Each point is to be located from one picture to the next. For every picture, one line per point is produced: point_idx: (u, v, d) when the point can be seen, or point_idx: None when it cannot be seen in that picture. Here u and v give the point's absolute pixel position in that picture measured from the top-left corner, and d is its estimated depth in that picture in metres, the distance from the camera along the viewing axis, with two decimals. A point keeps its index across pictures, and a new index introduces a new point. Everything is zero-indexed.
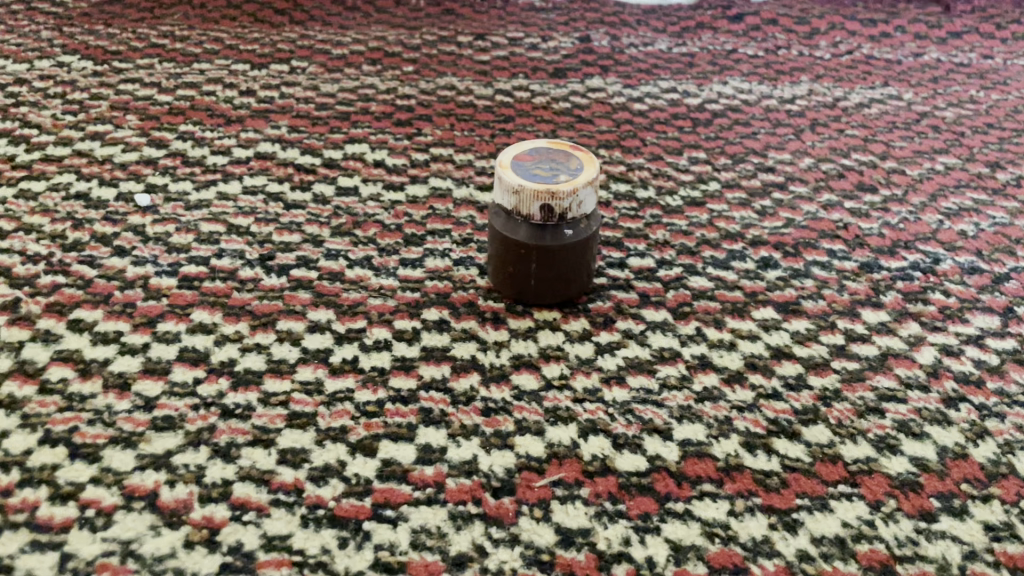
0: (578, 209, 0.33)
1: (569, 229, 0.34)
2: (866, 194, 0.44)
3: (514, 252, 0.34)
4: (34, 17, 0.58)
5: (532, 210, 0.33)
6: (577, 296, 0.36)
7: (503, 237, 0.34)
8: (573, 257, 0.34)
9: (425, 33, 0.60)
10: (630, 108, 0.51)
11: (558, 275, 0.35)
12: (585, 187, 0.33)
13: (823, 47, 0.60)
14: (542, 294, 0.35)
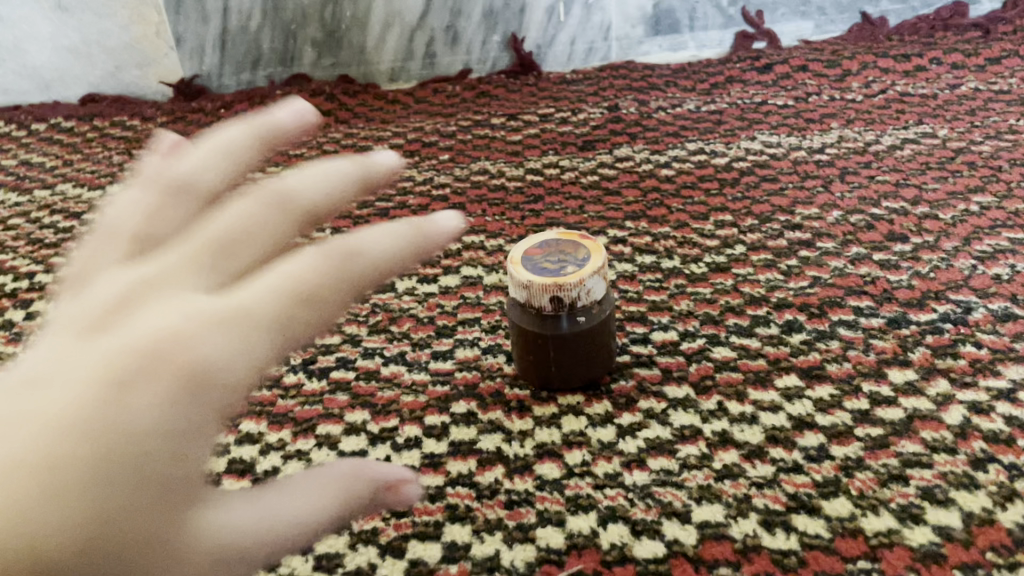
0: (587, 297, 0.35)
1: (582, 316, 0.35)
2: (896, 243, 0.44)
3: (533, 342, 0.36)
4: (107, 143, 0.64)
5: (543, 301, 0.34)
6: (601, 377, 0.37)
7: (520, 328, 0.36)
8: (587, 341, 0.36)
9: (460, 119, 0.63)
10: (657, 175, 0.53)
11: (578, 359, 0.36)
12: (593, 276, 0.34)
13: (855, 88, 0.59)
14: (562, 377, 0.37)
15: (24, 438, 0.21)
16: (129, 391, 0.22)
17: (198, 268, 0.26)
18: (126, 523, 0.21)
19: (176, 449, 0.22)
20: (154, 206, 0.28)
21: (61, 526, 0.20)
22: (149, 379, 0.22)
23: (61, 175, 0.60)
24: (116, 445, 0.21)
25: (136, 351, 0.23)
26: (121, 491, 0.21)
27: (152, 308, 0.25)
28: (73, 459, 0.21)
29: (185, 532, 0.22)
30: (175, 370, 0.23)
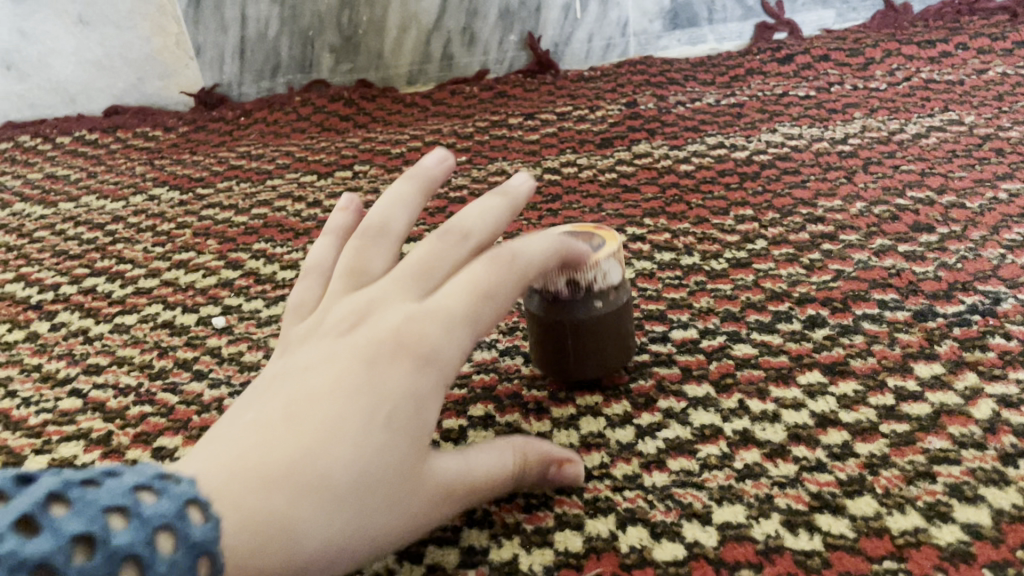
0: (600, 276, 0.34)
1: (598, 301, 0.34)
2: (922, 234, 0.43)
3: (550, 328, 0.35)
4: (130, 154, 0.65)
5: (558, 285, 0.34)
6: (618, 369, 0.37)
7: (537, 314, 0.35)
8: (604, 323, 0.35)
9: (478, 120, 0.63)
10: (676, 171, 0.52)
11: (596, 348, 0.35)
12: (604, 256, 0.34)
13: (879, 77, 0.58)
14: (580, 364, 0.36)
15: (300, 415, 0.23)
16: (369, 372, 0.24)
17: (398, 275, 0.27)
18: (382, 485, 0.23)
19: (411, 421, 0.24)
20: (364, 250, 0.28)
21: (333, 492, 0.22)
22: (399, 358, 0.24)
23: (85, 187, 0.60)
24: (374, 420, 0.23)
25: (373, 340, 0.25)
26: (379, 455, 0.23)
27: (401, 299, 0.26)
28: (341, 432, 0.23)
29: (414, 494, 0.24)
30: (423, 352, 0.25)
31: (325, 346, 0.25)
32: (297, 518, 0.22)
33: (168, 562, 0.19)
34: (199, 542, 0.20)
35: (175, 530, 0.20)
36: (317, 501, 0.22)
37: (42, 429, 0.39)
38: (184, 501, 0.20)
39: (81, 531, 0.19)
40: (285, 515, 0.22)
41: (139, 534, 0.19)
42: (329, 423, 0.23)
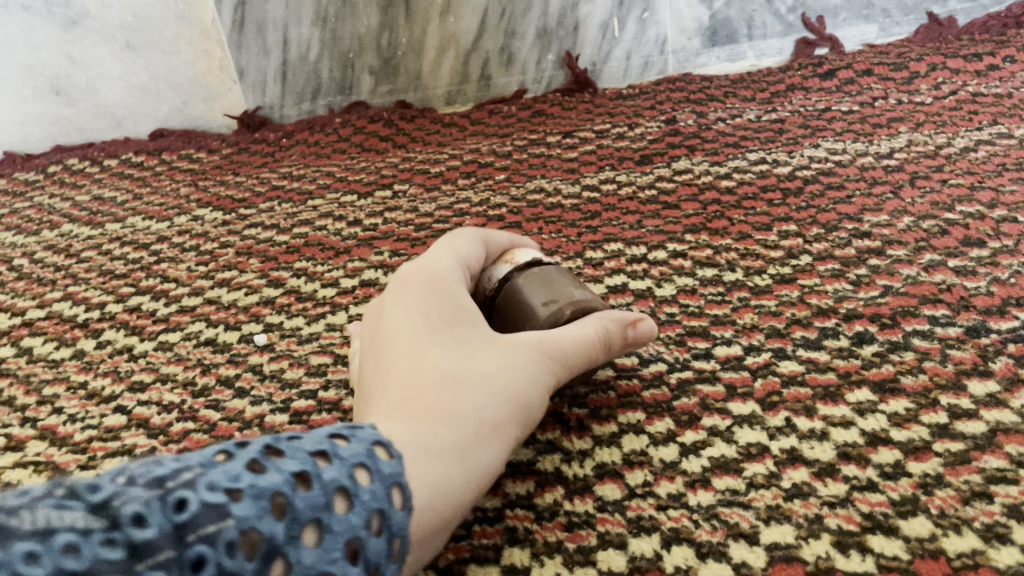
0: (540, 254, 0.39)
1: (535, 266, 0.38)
2: (972, 248, 0.42)
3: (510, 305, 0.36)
4: (174, 176, 0.66)
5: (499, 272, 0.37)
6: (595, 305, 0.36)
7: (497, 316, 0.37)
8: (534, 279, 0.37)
9: (516, 139, 0.63)
10: (717, 187, 0.52)
11: (550, 285, 0.36)
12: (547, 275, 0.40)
13: (924, 91, 0.57)
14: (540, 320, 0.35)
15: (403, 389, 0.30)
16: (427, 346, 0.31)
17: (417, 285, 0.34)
18: (482, 369, 0.31)
19: (470, 332, 0.32)
20: None
21: (454, 388, 0.30)
22: (444, 297, 0.33)
23: (131, 209, 0.62)
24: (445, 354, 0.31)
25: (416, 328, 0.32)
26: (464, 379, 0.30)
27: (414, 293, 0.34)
28: (428, 355, 0.31)
29: (509, 379, 0.31)
30: (453, 295, 0.34)
31: (378, 342, 0.33)
32: (440, 412, 0.29)
33: (369, 497, 0.23)
34: (393, 471, 0.24)
35: (370, 472, 0.24)
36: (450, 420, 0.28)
37: (87, 445, 0.39)
38: (369, 444, 0.25)
39: (294, 472, 0.22)
40: (430, 409, 0.29)
41: (342, 474, 0.23)
42: (418, 362, 0.31)
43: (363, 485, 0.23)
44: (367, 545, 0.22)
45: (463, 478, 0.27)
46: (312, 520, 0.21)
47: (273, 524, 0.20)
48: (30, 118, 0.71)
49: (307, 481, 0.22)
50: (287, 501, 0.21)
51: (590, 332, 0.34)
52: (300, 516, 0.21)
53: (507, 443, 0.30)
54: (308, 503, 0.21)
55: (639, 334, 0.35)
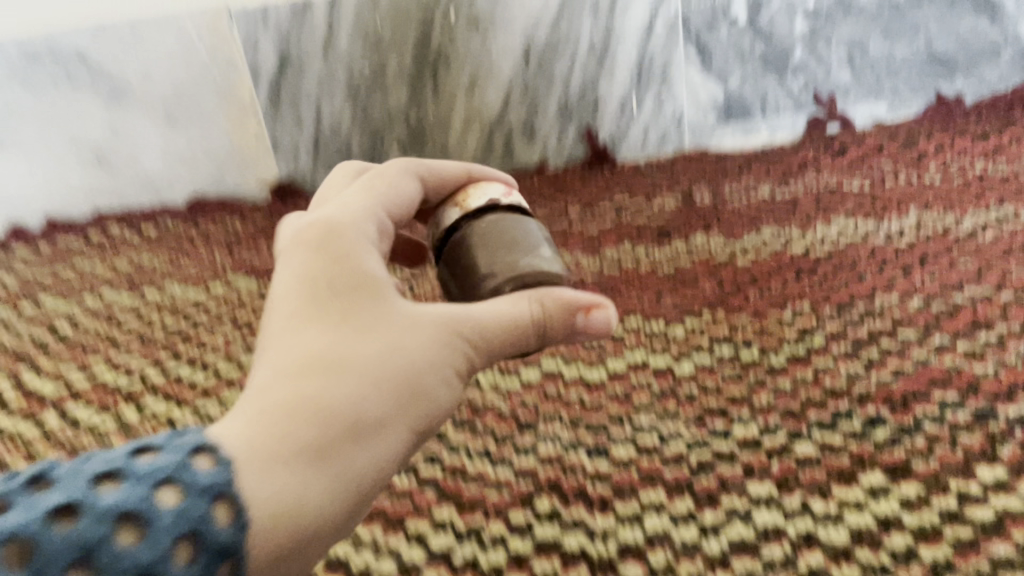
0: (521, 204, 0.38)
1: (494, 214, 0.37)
2: (980, 330, 0.44)
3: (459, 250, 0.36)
4: (210, 244, 0.69)
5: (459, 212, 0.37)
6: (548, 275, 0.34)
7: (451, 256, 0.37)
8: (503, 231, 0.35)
9: (539, 210, 0.66)
10: (733, 264, 0.54)
11: (504, 242, 0.35)
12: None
13: (933, 169, 0.59)
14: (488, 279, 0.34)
15: (273, 366, 0.27)
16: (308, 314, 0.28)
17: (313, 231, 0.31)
18: (361, 354, 0.28)
19: (359, 305, 0.29)
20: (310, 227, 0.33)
21: (320, 375, 0.26)
22: (332, 262, 0.30)
23: (169, 276, 0.64)
24: (327, 329, 0.28)
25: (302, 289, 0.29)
26: (345, 361, 0.27)
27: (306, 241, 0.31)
28: (304, 331, 0.28)
29: (397, 364, 0.28)
30: (348, 257, 0.30)
31: (269, 297, 0.30)
32: (306, 402, 0.26)
33: (160, 519, 0.21)
34: (209, 485, 0.22)
35: (167, 492, 0.22)
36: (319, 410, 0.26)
37: None
38: (178, 458, 0.23)
39: (64, 505, 0.20)
40: (295, 399, 0.26)
41: (127, 498, 0.21)
42: (283, 346, 0.28)
43: (150, 505, 0.21)
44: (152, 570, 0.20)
45: (325, 484, 0.25)
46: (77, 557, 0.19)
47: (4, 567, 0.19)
48: (72, 185, 0.75)
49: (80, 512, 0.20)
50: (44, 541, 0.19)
51: (528, 317, 0.32)
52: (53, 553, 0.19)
53: (393, 436, 0.28)
54: (65, 538, 0.20)
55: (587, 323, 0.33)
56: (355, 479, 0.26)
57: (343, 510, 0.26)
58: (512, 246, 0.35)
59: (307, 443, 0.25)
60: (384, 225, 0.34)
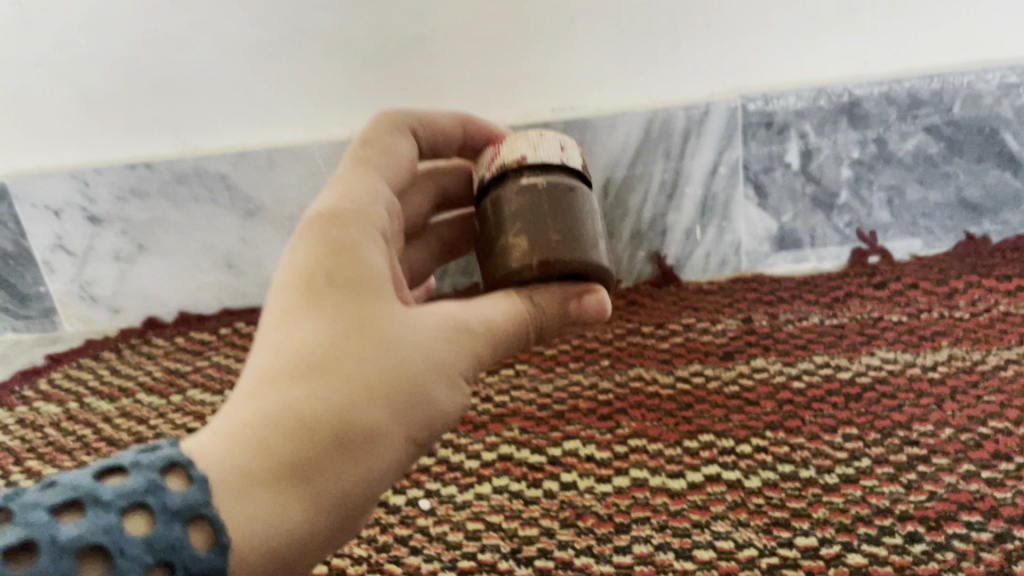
0: (501, 166, 0.48)
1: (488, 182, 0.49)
2: (1001, 461, 0.52)
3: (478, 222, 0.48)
4: None
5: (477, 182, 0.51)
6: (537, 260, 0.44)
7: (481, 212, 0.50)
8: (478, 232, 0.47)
9: (616, 325, 0.76)
10: (790, 387, 0.63)
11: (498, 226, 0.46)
12: (550, 139, 0.49)
13: (962, 306, 0.69)
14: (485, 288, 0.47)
15: (277, 372, 0.35)
16: (306, 331, 0.36)
17: (318, 244, 0.39)
18: (342, 361, 0.35)
19: (348, 326, 0.36)
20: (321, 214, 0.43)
21: (301, 383, 0.34)
22: (336, 266, 0.38)
23: None
24: (318, 347, 0.36)
25: (303, 309, 0.37)
26: (334, 379, 0.35)
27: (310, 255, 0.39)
28: (300, 348, 0.35)
29: (378, 384, 0.36)
30: (347, 262, 0.38)
31: (276, 298, 0.38)
32: (294, 422, 0.33)
33: (123, 546, 0.28)
34: (180, 506, 0.30)
35: (126, 523, 0.29)
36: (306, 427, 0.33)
37: None
38: (142, 482, 0.30)
39: (38, 536, 0.27)
40: (288, 417, 0.33)
41: (95, 530, 0.28)
42: (276, 351, 0.36)
43: (114, 534, 0.28)
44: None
45: (302, 487, 0.33)
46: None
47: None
48: (205, 286, 0.88)
49: (53, 544, 0.27)
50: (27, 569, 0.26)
51: (524, 308, 0.43)
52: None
53: (376, 440, 0.35)
54: (46, 567, 0.26)
55: (584, 306, 0.45)
56: (332, 479, 0.34)
57: (330, 515, 0.34)
58: (499, 239, 0.45)
59: (279, 450, 0.32)
60: (388, 197, 0.45)
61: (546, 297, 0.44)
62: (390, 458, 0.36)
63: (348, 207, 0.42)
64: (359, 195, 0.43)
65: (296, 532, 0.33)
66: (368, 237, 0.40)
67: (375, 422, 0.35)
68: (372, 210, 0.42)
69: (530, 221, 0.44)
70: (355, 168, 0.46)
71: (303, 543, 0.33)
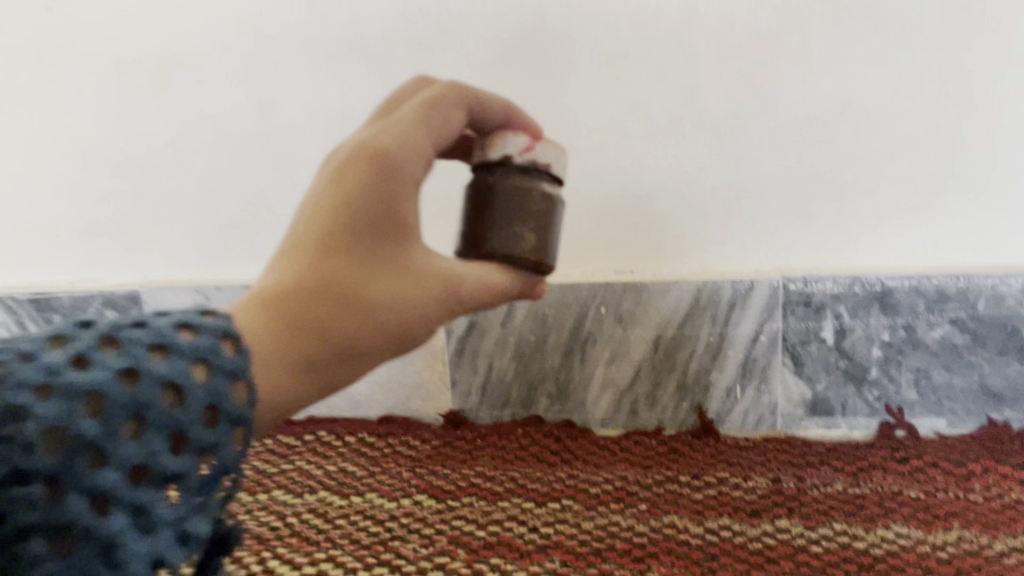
0: (530, 161, 0.58)
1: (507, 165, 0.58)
2: None
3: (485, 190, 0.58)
4: (399, 460, 0.91)
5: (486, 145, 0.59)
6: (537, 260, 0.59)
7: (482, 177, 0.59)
8: (490, 206, 0.57)
9: (656, 471, 0.84)
10: (808, 549, 0.70)
11: (515, 211, 0.57)
12: (564, 155, 0.60)
13: (977, 489, 0.76)
14: (470, 240, 0.59)
15: (308, 284, 0.47)
16: (335, 258, 0.49)
17: (367, 184, 0.50)
18: (355, 292, 0.48)
19: (365, 269, 0.49)
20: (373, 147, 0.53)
21: (322, 302, 0.47)
22: (370, 212, 0.50)
23: (368, 485, 0.86)
24: (343, 277, 0.48)
25: (337, 236, 0.49)
26: (346, 307, 0.48)
27: (358, 191, 0.50)
28: (328, 271, 0.48)
29: (376, 316, 0.49)
30: (380, 209, 0.50)
31: (321, 213, 0.50)
32: (312, 334, 0.46)
33: (192, 384, 0.38)
34: (234, 366, 0.40)
35: (193, 368, 0.38)
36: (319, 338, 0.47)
37: None
38: (210, 340, 0.40)
39: (139, 365, 0.36)
40: (308, 328, 0.46)
41: (177, 369, 0.37)
42: (310, 266, 0.48)
43: (187, 374, 0.38)
44: (186, 415, 0.37)
45: (306, 382, 0.46)
46: (150, 401, 0.36)
47: (117, 393, 0.35)
48: None
49: (150, 372, 0.36)
50: (133, 386, 0.36)
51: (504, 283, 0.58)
52: (138, 398, 0.35)
53: (364, 357, 0.49)
54: (144, 387, 0.36)
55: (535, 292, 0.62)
56: (331, 374, 0.48)
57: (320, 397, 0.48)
58: (512, 220, 0.57)
59: (299, 350, 0.46)
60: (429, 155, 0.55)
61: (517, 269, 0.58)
62: (369, 367, 0.50)
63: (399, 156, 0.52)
64: (409, 142, 0.54)
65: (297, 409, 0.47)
66: (405, 189, 0.52)
67: (367, 345, 0.49)
68: (410, 163, 0.53)
69: (538, 225, 0.58)
70: (411, 109, 0.56)
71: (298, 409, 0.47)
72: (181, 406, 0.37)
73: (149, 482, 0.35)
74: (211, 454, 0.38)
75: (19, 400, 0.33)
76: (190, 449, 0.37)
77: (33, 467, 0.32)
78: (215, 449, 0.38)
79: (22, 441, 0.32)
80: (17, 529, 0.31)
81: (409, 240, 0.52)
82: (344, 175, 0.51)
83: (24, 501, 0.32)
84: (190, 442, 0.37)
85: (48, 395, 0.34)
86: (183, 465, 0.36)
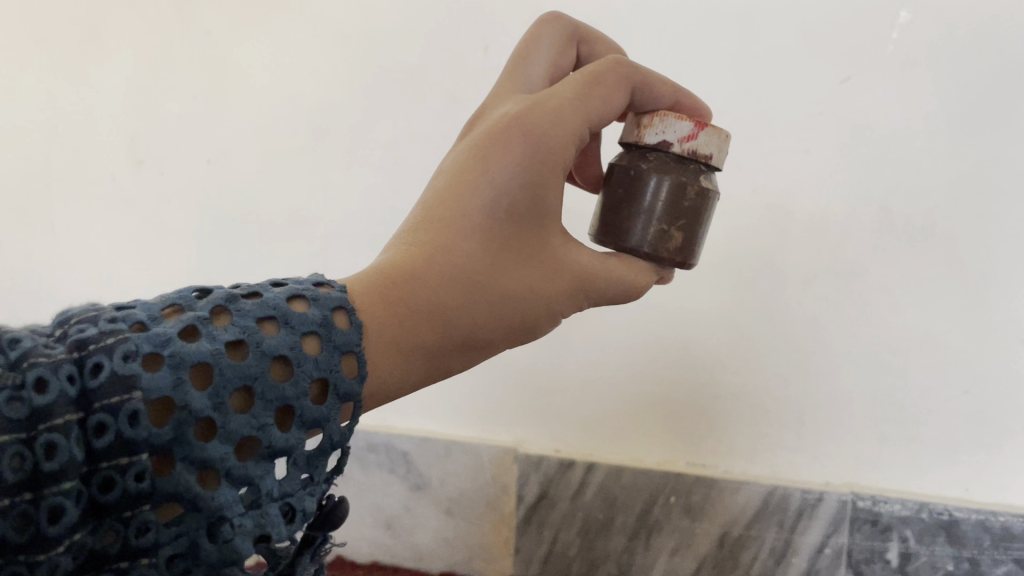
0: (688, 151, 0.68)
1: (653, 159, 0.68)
2: None
3: (633, 181, 0.67)
4: None
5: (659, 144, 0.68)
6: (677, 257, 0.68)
7: (642, 172, 0.67)
8: (638, 193, 0.67)
9: None
10: None
11: (672, 208, 0.66)
12: (725, 143, 0.69)
13: None
14: (602, 220, 0.70)
15: (449, 265, 0.57)
16: (475, 246, 0.58)
17: (529, 175, 0.59)
18: (483, 282, 0.58)
19: (498, 262, 0.58)
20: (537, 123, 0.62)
21: (453, 290, 0.57)
22: (517, 205, 0.59)
23: None
24: (478, 263, 0.58)
25: (485, 225, 0.58)
26: (476, 295, 0.57)
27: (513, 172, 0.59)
28: (462, 255, 0.57)
29: (500, 305, 0.58)
30: (526, 204, 0.60)
31: (473, 193, 0.59)
32: (439, 319, 0.56)
33: (299, 360, 0.48)
34: (343, 344, 0.50)
35: (302, 343, 0.49)
36: (448, 323, 0.57)
37: None
38: (322, 312, 0.51)
39: (248, 339, 0.47)
40: (437, 314, 0.56)
41: (286, 345, 0.48)
42: (449, 249, 0.58)
43: (294, 349, 0.48)
44: (292, 391, 0.47)
45: (427, 359, 0.56)
46: (255, 376, 0.46)
47: (222, 368, 0.45)
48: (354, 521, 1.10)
49: (258, 349, 0.47)
50: (237, 362, 0.46)
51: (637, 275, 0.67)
52: (248, 374, 0.46)
53: (482, 339, 0.59)
54: (252, 360, 0.46)
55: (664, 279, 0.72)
56: (456, 357, 0.58)
57: (433, 377, 0.58)
58: (669, 217, 0.66)
59: (425, 334, 0.56)
60: (580, 130, 0.64)
61: (647, 244, 0.67)
62: (480, 356, 0.60)
63: (558, 151, 0.61)
64: (566, 133, 0.62)
65: (414, 384, 0.57)
66: (550, 182, 0.60)
67: (486, 333, 0.59)
68: (562, 152, 0.61)
69: (686, 223, 0.67)
70: (568, 96, 0.64)
71: (414, 386, 0.57)
72: (288, 381, 0.47)
73: (255, 456, 0.45)
74: (318, 428, 0.49)
75: (127, 372, 0.41)
76: (296, 424, 0.47)
77: (140, 437, 0.40)
78: (321, 423, 0.48)
79: (130, 413, 0.40)
80: (121, 496, 0.40)
81: (551, 229, 0.62)
82: (494, 168, 0.59)
83: (132, 472, 0.40)
84: (296, 417, 0.47)
85: (158, 367, 0.43)
86: (288, 440, 0.47)
